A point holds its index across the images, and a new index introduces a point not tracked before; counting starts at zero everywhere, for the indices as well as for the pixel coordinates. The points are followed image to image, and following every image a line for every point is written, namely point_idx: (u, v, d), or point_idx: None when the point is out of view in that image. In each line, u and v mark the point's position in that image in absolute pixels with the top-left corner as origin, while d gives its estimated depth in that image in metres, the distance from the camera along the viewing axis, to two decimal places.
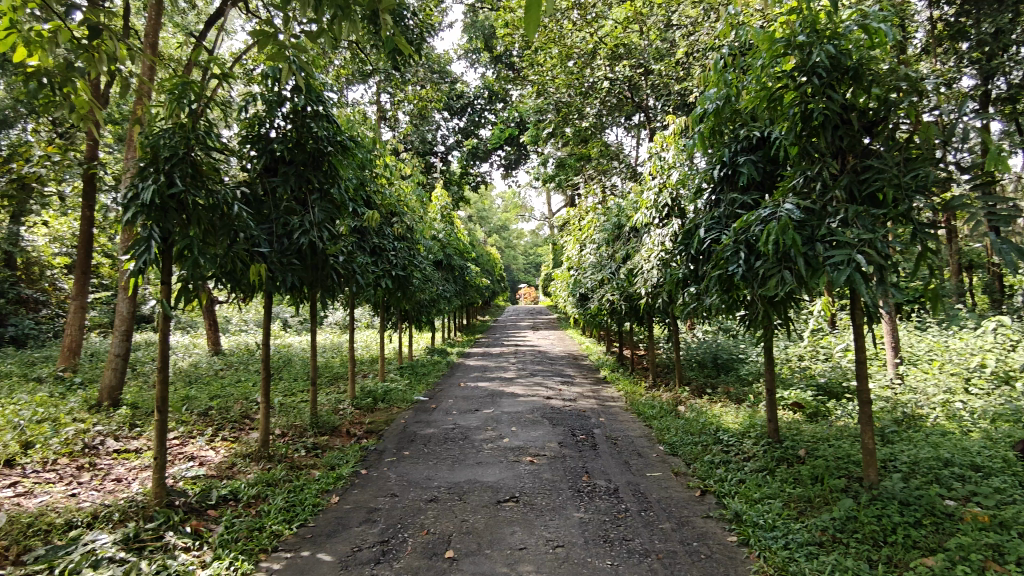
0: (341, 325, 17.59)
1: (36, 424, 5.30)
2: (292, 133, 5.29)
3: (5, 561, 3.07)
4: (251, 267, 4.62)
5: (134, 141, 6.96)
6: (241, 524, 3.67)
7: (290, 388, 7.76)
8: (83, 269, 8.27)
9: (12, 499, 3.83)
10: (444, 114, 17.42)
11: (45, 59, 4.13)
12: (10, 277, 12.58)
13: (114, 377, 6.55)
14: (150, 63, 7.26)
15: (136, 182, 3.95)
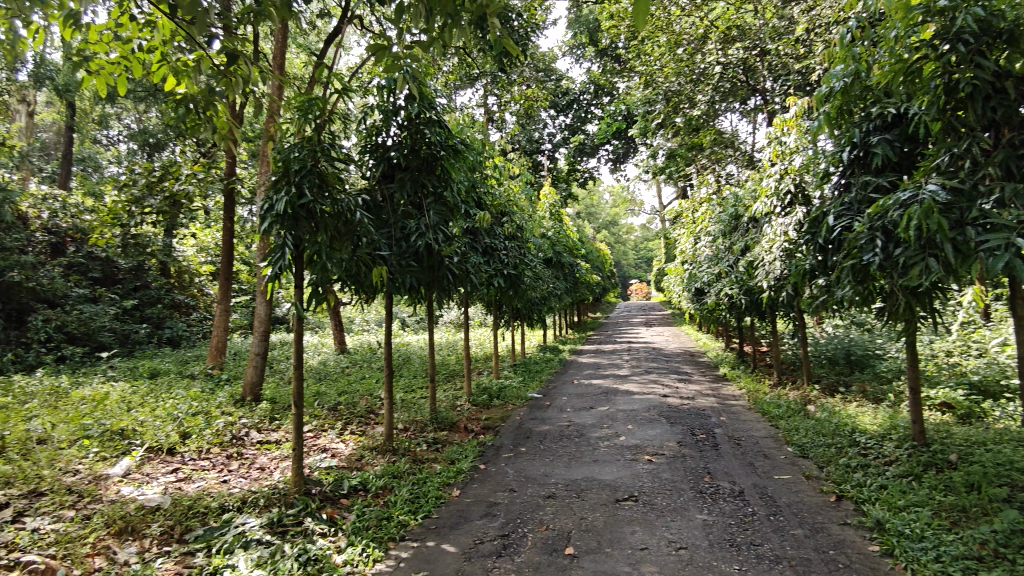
0: (455, 324, 18.11)
1: (192, 417, 5.89)
2: (408, 140, 5.51)
3: (171, 539, 3.43)
4: (373, 270, 4.86)
5: (265, 156, 7.54)
6: (371, 513, 3.87)
7: (411, 385, 8.10)
8: (226, 275, 9.08)
9: (174, 484, 4.28)
10: (551, 112, 17.50)
11: (191, 86, 4.57)
12: (166, 284, 14.05)
13: (255, 374, 7.13)
14: (278, 83, 7.84)
15: (271, 195, 4.28)
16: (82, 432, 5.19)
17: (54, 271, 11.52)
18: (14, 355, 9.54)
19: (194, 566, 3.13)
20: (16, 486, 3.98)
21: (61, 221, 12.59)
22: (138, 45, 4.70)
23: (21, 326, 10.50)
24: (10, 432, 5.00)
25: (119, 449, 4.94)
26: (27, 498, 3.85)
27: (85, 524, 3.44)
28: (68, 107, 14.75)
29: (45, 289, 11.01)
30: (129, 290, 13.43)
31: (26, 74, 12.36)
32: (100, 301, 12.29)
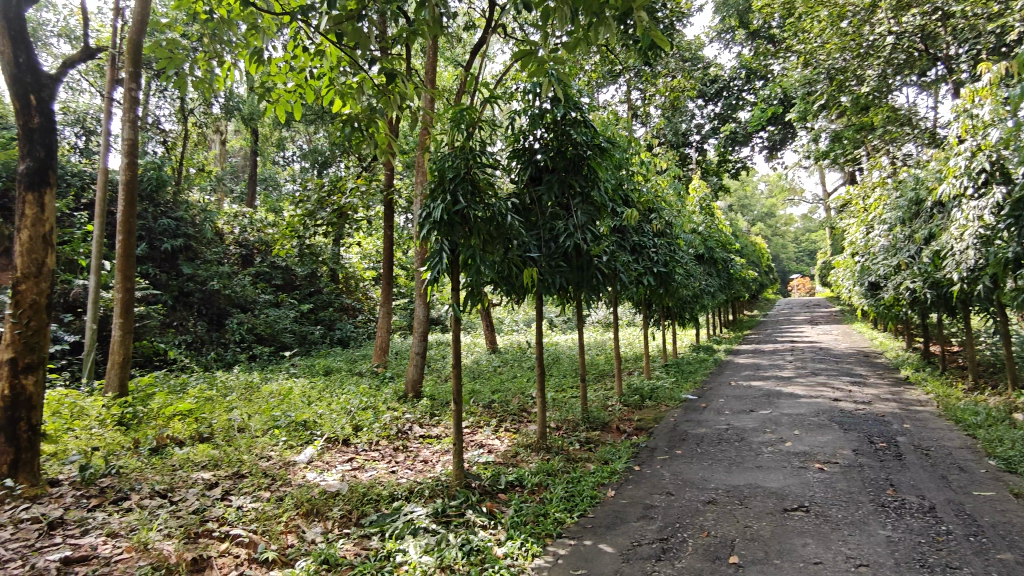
0: (604, 323, 17.99)
1: (363, 411, 6.40)
2: (553, 142, 5.57)
3: (350, 522, 3.75)
4: (524, 272, 4.97)
5: (421, 167, 7.80)
6: (529, 509, 3.97)
7: (561, 384, 8.18)
8: (388, 280, 9.74)
9: (350, 472, 4.67)
10: (698, 102, 16.84)
11: (355, 106, 4.99)
12: (336, 289, 15.38)
13: (416, 371, 7.57)
14: (429, 96, 8.28)
15: (428, 203, 4.54)
16: (273, 422, 5.84)
17: (245, 279, 13.04)
18: (216, 354, 10.93)
19: (370, 548, 3.39)
20: (223, 468, 4.58)
21: (250, 235, 14.30)
22: (309, 73, 5.21)
23: (221, 328, 12.01)
24: (217, 421, 5.76)
25: (303, 439, 5.48)
26: (232, 479, 4.40)
27: (279, 504, 3.86)
28: (252, 134, 16.66)
29: (238, 295, 12.49)
30: (306, 296, 14.87)
31: (219, 107, 14.10)
32: (282, 305, 13.72)
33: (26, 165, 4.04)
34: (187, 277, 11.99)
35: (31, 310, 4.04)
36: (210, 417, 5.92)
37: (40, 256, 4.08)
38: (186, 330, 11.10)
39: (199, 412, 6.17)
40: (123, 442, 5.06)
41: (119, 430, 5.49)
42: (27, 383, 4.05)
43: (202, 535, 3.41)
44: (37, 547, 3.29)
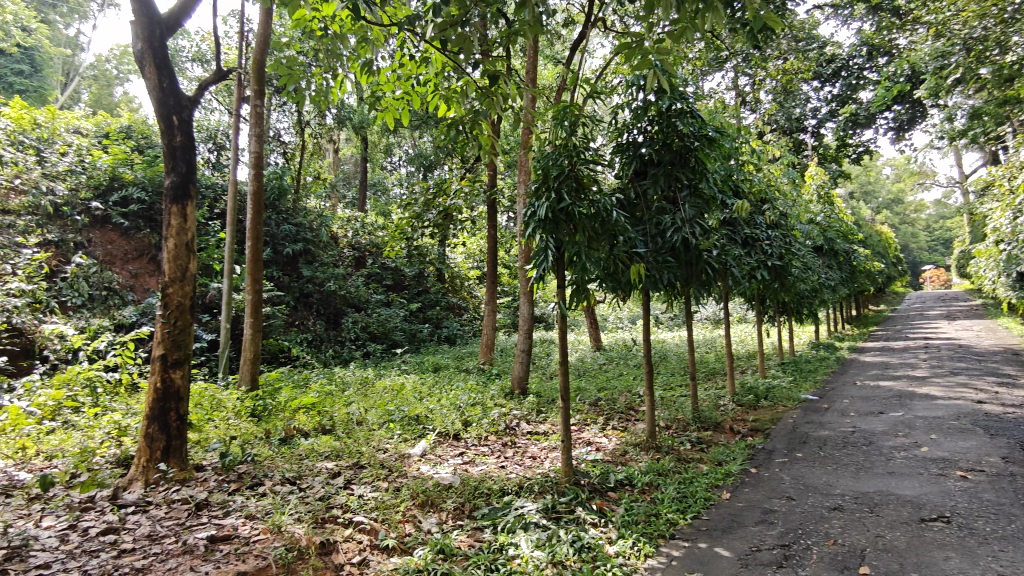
0: (712, 319, 17.38)
1: (472, 406, 6.57)
2: (658, 134, 5.44)
3: (463, 514, 3.86)
4: (631, 268, 4.90)
5: (523, 167, 7.92)
6: (640, 508, 3.91)
7: (670, 382, 7.99)
8: (492, 278, 9.92)
9: (462, 466, 4.81)
10: (813, 85, 15.87)
11: (460, 110, 5.14)
12: (442, 288, 15.86)
13: (522, 368, 7.65)
14: (530, 96, 8.35)
15: (533, 202, 4.59)
16: (388, 416, 6.12)
17: (359, 280, 13.73)
18: (334, 351, 11.59)
19: (484, 541, 3.48)
20: (345, 459, 4.85)
21: (362, 238, 15.05)
22: (416, 80, 5.42)
23: (338, 327, 12.71)
24: (337, 414, 6.13)
25: (417, 433, 5.70)
26: (353, 469, 4.65)
27: (397, 495, 4.03)
28: (363, 142, 17.50)
29: (352, 295, 13.17)
30: (414, 295, 15.43)
31: (332, 118, 14.92)
32: (392, 304, 14.31)
33: (172, 181, 4.48)
34: (307, 278, 12.79)
35: (178, 310, 4.46)
36: (331, 410, 6.30)
37: (184, 261, 4.51)
38: (307, 329, 11.84)
39: (321, 405, 6.57)
40: (256, 432, 5.50)
41: (252, 421, 5.96)
42: (174, 376, 4.47)
43: (328, 521, 3.63)
44: (188, 525, 3.65)
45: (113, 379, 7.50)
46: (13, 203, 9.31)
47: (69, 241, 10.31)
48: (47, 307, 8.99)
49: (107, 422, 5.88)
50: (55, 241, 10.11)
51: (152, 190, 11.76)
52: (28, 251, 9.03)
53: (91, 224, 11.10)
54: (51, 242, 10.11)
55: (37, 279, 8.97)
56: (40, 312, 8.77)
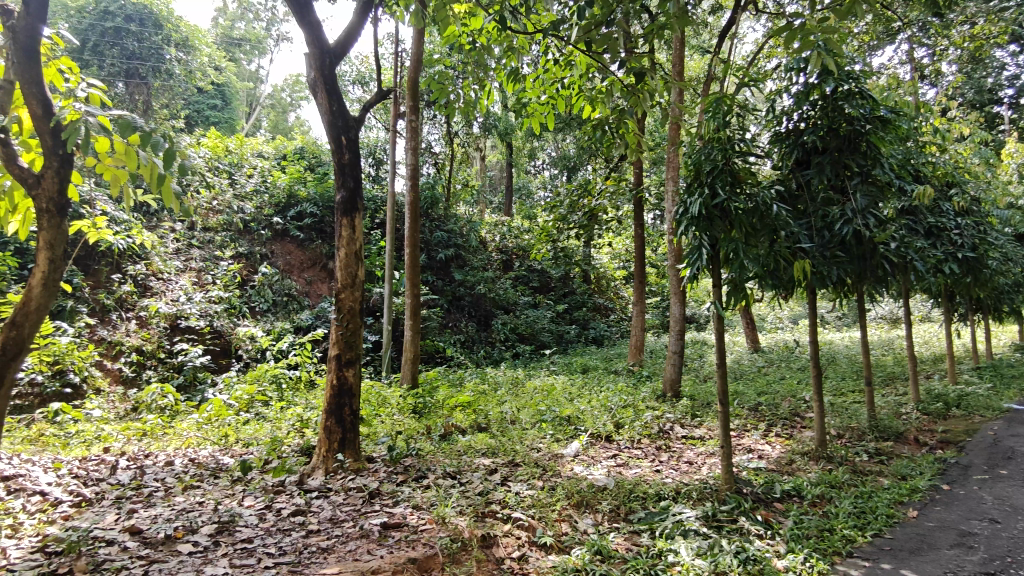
0: (889, 318, 15.73)
1: (624, 408, 6.49)
2: (823, 120, 5.04)
3: (619, 517, 3.84)
4: (794, 265, 4.59)
5: (671, 161, 7.69)
6: (811, 522, 3.66)
7: (839, 388, 7.36)
8: (640, 278, 9.76)
9: (616, 468, 4.77)
10: (1010, 49, 13.81)
11: (605, 110, 5.15)
12: (589, 289, 15.82)
13: (674, 370, 7.44)
14: (678, 89, 8.07)
15: (685, 198, 4.46)
16: (540, 416, 6.23)
17: (507, 283, 14.11)
18: (485, 352, 12.02)
19: (641, 545, 3.42)
20: (501, 456, 5.01)
21: (509, 242, 15.46)
22: (561, 84, 5.50)
23: (489, 329, 13.15)
24: (492, 413, 6.34)
25: (569, 433, 5.75)
26: (509, 466, 4.79)
27: (553, 494, 4.10)
28: (508, 148, 17.99)
29: (501, 298, 13.55)
30: (561, 296, 15.56)
31: (478, 126, 15.45)
32: (539, 306, 14.54)
33: (342, 196, 4.89)
34: (458, 282, 13.37)
35: (349, 313, 4.86)
36: (486, 409, 6.54)
37: (354, 268, 4.90)
38: (460, 330, 12.39)
39: (477, 404, 6.82)
40: (419, 428, 5.86)
41: (414, 418, 6.36)
42: (348, 374, 4.87)
43: (488, 515, 3.76)
44: (364, 511, 3.96)
45: (294, 377, 8.34)
46: (212, 221, 11.37)
47: (256, 253, 11.63)
48: (240, 311, 10.21)
49: (291, 415, 6.56)
50: (245, 253, 11.44)
51: (322, 205, 12.89)
52: (223, 264, 10.74)
53: (274, 237, 12.40)
54: (242, 254, 11.47)
55: (232, 287, 10.50)
56: (234, 316, 10.08)
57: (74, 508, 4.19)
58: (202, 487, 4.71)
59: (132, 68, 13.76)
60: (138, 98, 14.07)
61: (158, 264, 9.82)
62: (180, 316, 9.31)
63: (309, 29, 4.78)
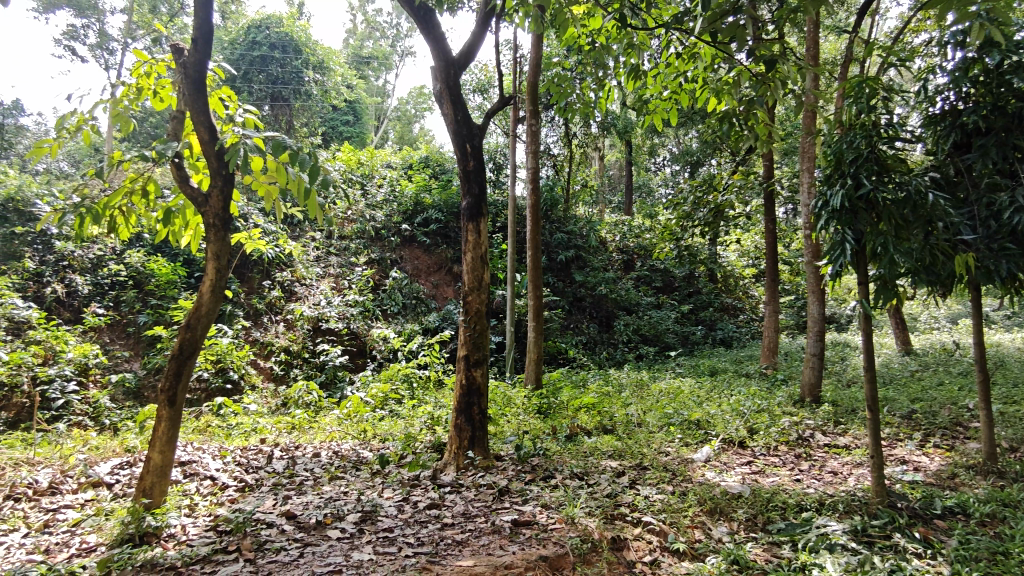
0: None
1: (757, 413, 6.18)
2: (987, 98, 4.53)
3: (756, 527, 3.68)
4: (955, 258, 4.16)
5: (806, 152, 7.25)
6: (980, 543, 3.30)
7: (1011, 395, 6.57)
8: (773, 276, 9.28)
9: (751, 475, 4.56)
10: None
11: (731, 102, 4.96)
12: (715, 289, 15.20)
13: (813, 374, 7.00)
14: (813, 74, 7.56)
15: (825, 190, 4.20)
16: (667, 419, 6.09)
17: (629, 284, 13.90)
18: (608, 353, 11.95)
19: (783, 557, 3.25)
20: (628, 459, 4.94)
21: (630, 241, 15.29)
22: (685, 78, 5.36)
23: (611, 330, 13.03)
24: (617, 415, 6.28)
25: (699, 437, 5.57)
26: (637, 469, 4.72)
27: (684, 499, 4.00)
28: (627, 146, 17.75)
29: (624, 298, 13.36)
30: (686, 296, 15.10)
31: (597, 126, 15.35)
32: (663, 306, 14.19)
33: (468, 202, 5.04)
34: (579, 283, 13.39)
35: (476, 314, 5.01)
36: (611, 410, 6.48)
37: (480, 272, 5.05)
38: (582, 332, 12.41)
39: (601, 405, 6.77)
40: (545, 428, 5.93)
41: (540, 418, 6.44)
42: (476, 374, 5.00)
43: (617, 518, 3.74)
44: (495, 508, 4.07)
45: (424, 376, 8.73)
46: (347, 230, 12.23)
47: (387, 259, 12.28)
48: (374, 314, 10.82)
49: (423, 413, 6.87)
50: (377, 259, 12.13)
51: (447, 211, 13.38)
52: (358, 269, 11.48)
53: (403, 243, 13.02)
54: (375, 260, 12.16)
55: (367, 290, 11.17)
56: (369, 318, 10.71)
57: (238, 492, 4.65)
58: (346, 477, 5.05)
59: (278, 91, 14.90)
60: (282, 119, 15.33)
61: (301, 271, 10.63)
62: (322, 318, 10.04)
63: (434, 42, 5.00)
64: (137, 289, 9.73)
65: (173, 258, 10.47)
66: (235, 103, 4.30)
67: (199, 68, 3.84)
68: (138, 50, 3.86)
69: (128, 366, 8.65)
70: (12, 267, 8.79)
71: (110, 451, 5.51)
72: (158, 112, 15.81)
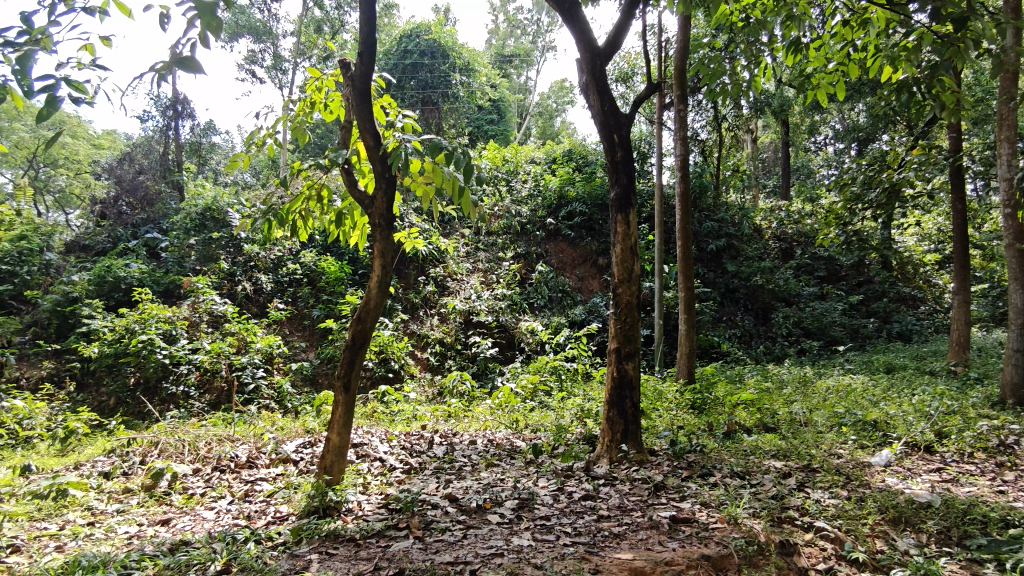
0: None
1: (947, 415, 5.51)
2: None
3: (951, 541, 3.30)
4: None
5: (1007, 117, 6.29)
6: None
7: None
8: (963, 261, 8.23)
9: (942, 484, 4.09)
10: None
11: (911, 69, 4.45)
12: (890, 277, 13.77)
13: (1016, 373, 6.10)
14: (1014, 28, 6.56)
15: None
16: (838, 419, 5.64)
17: (788, 273, 13.01)
18: (766, 347, 11.30)
19: None
20: (794, 460, 4.64)
21: (788, 228, 14.43)
22: (854, 47, 4.87)
23: (768, 323, 12.28)
24: (780, 413, 5.91)
25: (876, 440, 5.09)
26: (805, 471, 4.41)
27: (862, 505, 3.68)
28: (782, 126, 16.63)
29: (782, 289, 12.52)
30: (855, 286, 13.84)
31: (749, 107, 14.52)
32: (828, 297, 13.14)
33: (616, 192, 4.99)
34: (732, 274, 12.78)
35: (626, 307, 4.93)
36: (773, 408, 6.11)
37: (630, 263, 4.96)
38: (736, 325, 11.85)
39: (762, 402, 6.37)
40: (701, 425, 5.74)
41: (693, 413, 6.24)
42: (628, 367, 4.92)
43: (786, 521, 3.53)
44: (651, 503, 4.00)
45: (572, 368, 8.78)
46: (495, 226, 12.63)
47: (533, 253, 12.50)
48: (521, 307, 11.05)
49: (573, 405, 6.90)
50: (523, 254, 12.41)
51: (591, 203, 13.27)
52: (505, 264, 11.83)
53: (548, 237, 13.16)
54: (521, 255, 12.44)
55: (515, 284, 11.46)
56: (517, 311, 10.95)
57: (405, 473, 4.98)
58: (501, 465, 5.22)
59: (428, 95, 15.81)
60: (432, 122, 16.14)
61: (453, 266, 11.15)
62: (473, 311, 10.45)
63: (580, 34, 5.00)
64: (311, 286, 10.70)
65: (340, 257, 11.41)
66: (395, 109, 4.57)
67: (365, 79, 4.13)
68: (313, 67, 4.23)
69: (305, 355, 9.57)
70: (211, 268, 10.23)
71: (294, 431, 6.12)
72: (325, 123, 17.31)
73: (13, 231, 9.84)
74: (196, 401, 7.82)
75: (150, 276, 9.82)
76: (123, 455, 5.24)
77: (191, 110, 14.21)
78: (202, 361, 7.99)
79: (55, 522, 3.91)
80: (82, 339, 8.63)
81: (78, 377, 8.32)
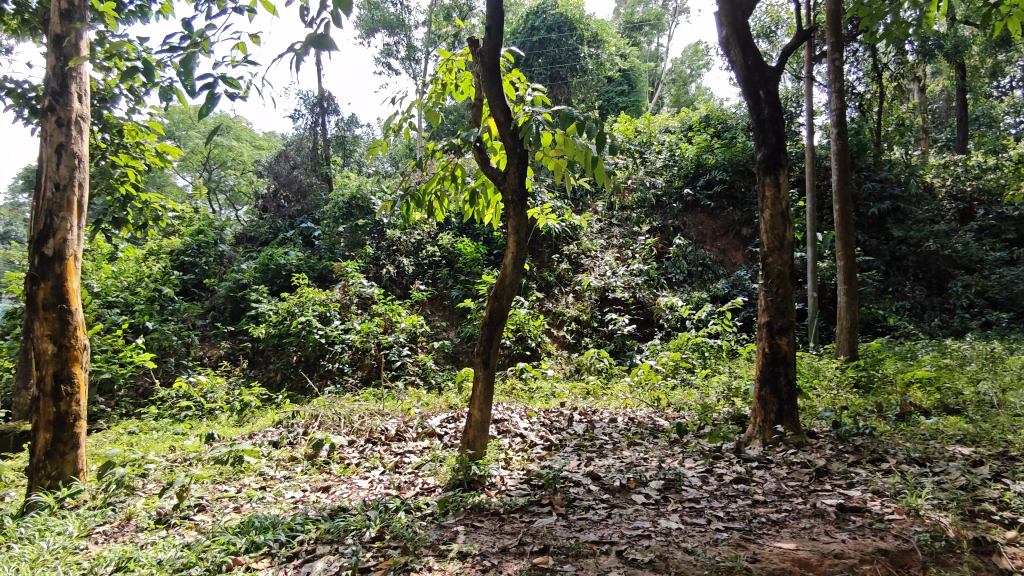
0: None
1: None
2: None
3: None
4: None
5: None
6: None
7: None
8: None
9: None
10: None
11: None
12: None
13: None
14: None
15: None
16: None
17: (968, 236, 11.46)
18: (941, 321, 10.09)
19: None
20: (985, 447, 4.04)
21: (966, 186, 12.73)
22: None
23: (944, 293, 10.92)
24: (965, 393, 5.19)
25: None
26: (1000, 459, 3.82)
27: None
28: (957, 69, 14.62)
29: (961, 255, 11.05)
30: None
31: (915, 51, 12.89)
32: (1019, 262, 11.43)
33: (763, 153, 4.59)
34: (898, 240, 11.47)
35: (778, 278, 4.54)
36: (956, 387, 5.38)
37: (781, 230, 4.55)
38: (903, 296, 10.67)
39: (941, 381, 5.62)
40: (868, 406, 5.19)
41: (858, 394, 5.67)
42: (781, 342, 4.54)
43: (980, 516, 3.07)
44: (813, 489, 3.66)
45: (716, 345, 8.35)
46: (629, 200, 12.30)
47: (670, 225, 12.02)
48: (659, 283, 10.64)
49: (718, 383, 6.54)
50: (660, 227, 11.98)
51: (732, 168, 12.20)
52: (641, 239, 11.50)
53: (686, 209, 12.57)
54: (658, 228, 12.02)
55: (651, 259, 11.10)
56: (654, 287, 10.54)
57: (546, 450, 4.96)
58: (644, 444, 5.05)
59: (556, 71, 15.66)
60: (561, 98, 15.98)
61: (586, 243, 11.05)
62: (608, 288, 10.29)
63: None
64: (449, 267, 11.02)
65: (475, 238, 11.65)
66: (525, 83, 4.48)
67: (493, 54, 4.07)
68: (443, 48, 4.25)
69: (446, 334, 9.90)
70: (358, 253, 10.85)
71: (438, 406, 6.34)
72: (457, 108, 17.74)
73: (192, 227, 11.08)
74: (349, 376, 8.34)
75: (306, 263, 10.63)
76: (288, 426, 5.70)
77: (335, 106, 15.10)
78: (354, 340, 8.52)
79: (233, 485, 4.33)
80: (252, 321, 9.54)
81: (250, 355, 9.23)
